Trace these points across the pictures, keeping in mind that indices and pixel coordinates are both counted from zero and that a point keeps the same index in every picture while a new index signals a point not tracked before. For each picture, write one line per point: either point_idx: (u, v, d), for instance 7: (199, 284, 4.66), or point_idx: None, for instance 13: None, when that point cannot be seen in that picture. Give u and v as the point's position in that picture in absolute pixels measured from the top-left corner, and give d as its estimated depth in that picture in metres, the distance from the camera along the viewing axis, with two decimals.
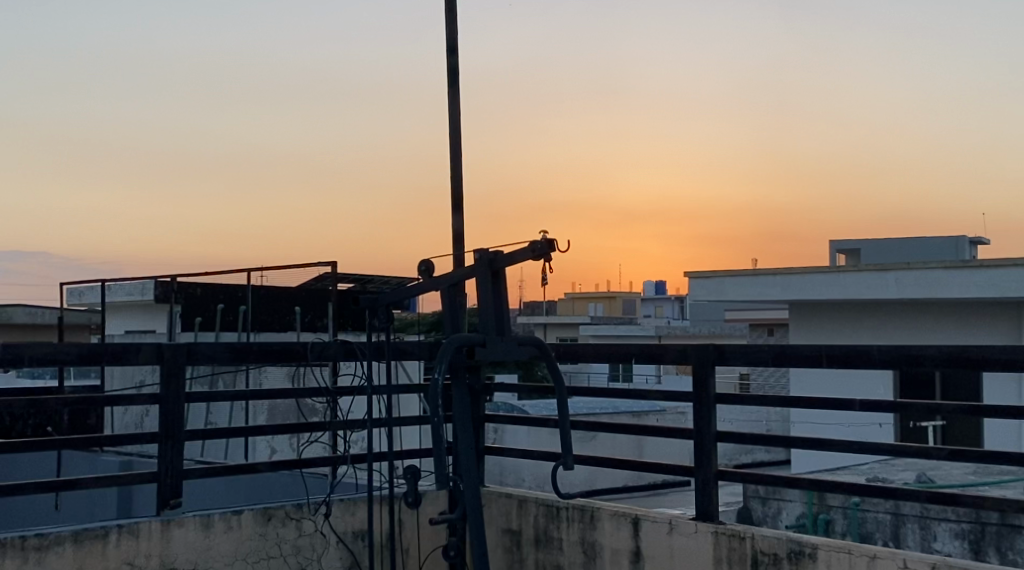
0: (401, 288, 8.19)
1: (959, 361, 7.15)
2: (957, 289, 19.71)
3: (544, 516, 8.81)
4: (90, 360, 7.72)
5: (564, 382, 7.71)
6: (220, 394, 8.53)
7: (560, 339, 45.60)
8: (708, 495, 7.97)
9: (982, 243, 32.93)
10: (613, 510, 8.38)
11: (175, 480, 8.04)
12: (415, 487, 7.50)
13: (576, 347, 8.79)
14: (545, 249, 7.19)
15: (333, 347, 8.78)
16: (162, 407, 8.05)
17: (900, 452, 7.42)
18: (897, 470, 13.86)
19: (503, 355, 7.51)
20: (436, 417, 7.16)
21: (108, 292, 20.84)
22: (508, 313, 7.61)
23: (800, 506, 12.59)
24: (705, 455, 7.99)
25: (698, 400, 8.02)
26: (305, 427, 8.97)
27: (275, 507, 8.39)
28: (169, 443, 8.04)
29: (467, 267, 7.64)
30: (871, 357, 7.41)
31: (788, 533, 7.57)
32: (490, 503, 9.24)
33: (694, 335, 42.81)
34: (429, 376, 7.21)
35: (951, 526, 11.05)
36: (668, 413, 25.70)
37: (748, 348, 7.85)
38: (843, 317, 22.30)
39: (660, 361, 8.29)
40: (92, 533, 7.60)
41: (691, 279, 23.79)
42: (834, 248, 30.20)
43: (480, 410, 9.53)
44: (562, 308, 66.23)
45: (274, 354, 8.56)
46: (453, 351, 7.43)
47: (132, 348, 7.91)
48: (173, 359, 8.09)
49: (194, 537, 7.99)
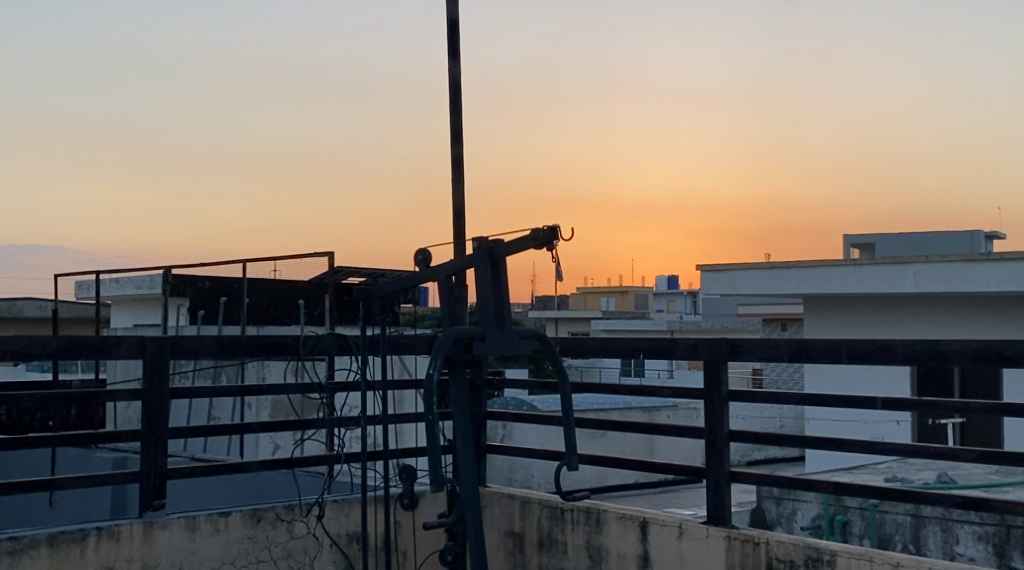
0: (397, 278, 7.78)
1: (988, 357, 6.72)
2: (978, 283, 19.24)
3: (548, 519, 8.40)
4: (70, 354, 7.33)
5: (567, 379, 7.31)
6: (206, 390, 8.11)
7: (571, 333, 45.25)
8: (720, 498, 7.54)
9: (999, 237, 32.48)
10: (620, 512, 7.97)
11: (158, 481, 7.63)
12: (411, 488, 7.11)
13: (582, 342, 8.33)
14: (548, 237, 6.76)
15: (327, 340, 8.32)
16: (144, 403, 7.65)
17: (926, 453, 7.01)
18: (915, 470, 13.36)
19: (503, 349, 7.08)
20: (432, 415, 6.74)
21: (116, 285, 20.50)
22: (509, 305, 7.19)
23: (816, 506, 12.09)
24: (717, 455, 7.57)
25: (710, 396, 7.59)
26: (296, 425, 8.53)
27: (265, 508, 7.99)
28: (152, 441, 7.63)
29: (466, 256, 7.24)
30: (893, 353, 6.99)
31: (805, 539, 7.14)
32: (491, 505, 8.82)
33: (707, 330, 42.38)
34: (425, 371, 6.81)
35: (973, 529, 10.52)
36: (680, 410, 25.25)
37: (761, 343, 7.42)
38: (859, 311, 21.84)
39: (670, 356, 7.85)
40: (70, 536, 7.23)
41: (702, 272, 23.37)
42: (849, 242, 29.78)
43: (482, 407, 9.10)
44: (574, 303, 65.92)
45: (261, 347, 8.12)
46: (450, 346, 7.02)
47: (113, 341, 7.50)
48: (157, 353, 7.68)
49: (179, 540, 7.61)
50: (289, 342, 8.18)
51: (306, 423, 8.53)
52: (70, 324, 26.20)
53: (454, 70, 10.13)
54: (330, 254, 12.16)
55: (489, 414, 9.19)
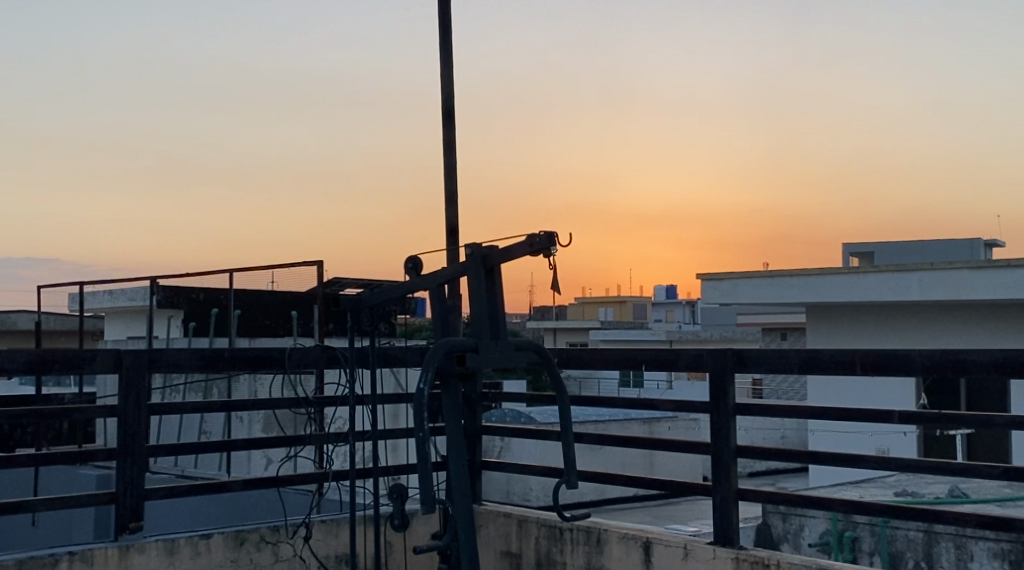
0: (388, 287, 7.39)
1: (1011, 368, 6.35)
2: (983, 290, 18.87)
3: (547, 539, 8.02)
4: (40, 368, 6.93)
5: (567, 392, 6.93)
6: (187, 406, 7.73)
7: (570, 343, 44.81)
8: (727, 517, 7.16)
9: (999, 245, 32.18)
10: (621, 532, 7.58)
11: (136, 502, 7.24)
12: (402, 508, 6.73)
13: (582, 353, 7.93)
14: (543, 243, 6.39)
15: (315, 352, 7.93)
16: (120, 419, 7.27)
17: (945, 470, 6.66)
18: (926, 484, 12.95)
19: (498, 361, 6.70)
20: (422, 431, 6.36)
21: (111, 295, 19.99)
22: (504, 315, 6.82)
23: (825, 522, 11.65)
24: (724, 472, 7.18)
25: (716, 410, 7.22)
26: (282, 442, 8.12)
27: (249, 529, 7.61)
28: (128, 460, 7.25)
29: (459, 264, 6.88)
30: (911, 363, 6.61)
31: (818, 561, 6.76)
32: (488, 524, 8.42)
33: (706, 339, 41.99)
34: (415, 386, 6.42)
35: (988, 545, 10.03)
36: (681, 422, 24.90)
37: (770, 353, 7.04)
38: (863, 320, 21.45)
39: (674, 367, 7.47)
40: (39, 561, 6.89)
41: (703, 281, 22.98)
42: (847, 250, 29.45)
43: (477, 421, 8.70)
44: (573, 313, 65.58)
45: (245, 360, 7.73)
46: (442, 358, 6.64)
47: (87, 355, 7.11)
48: (133, 367, 7.30)
49: (158, 564, 7.25)
50: (275, 355, 7.80)
51: (293, 440, 8.14)
52: (53, 338, 25.55)
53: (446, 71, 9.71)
54: (317, 263, 11.72)
55: (485, 429, 8.79)
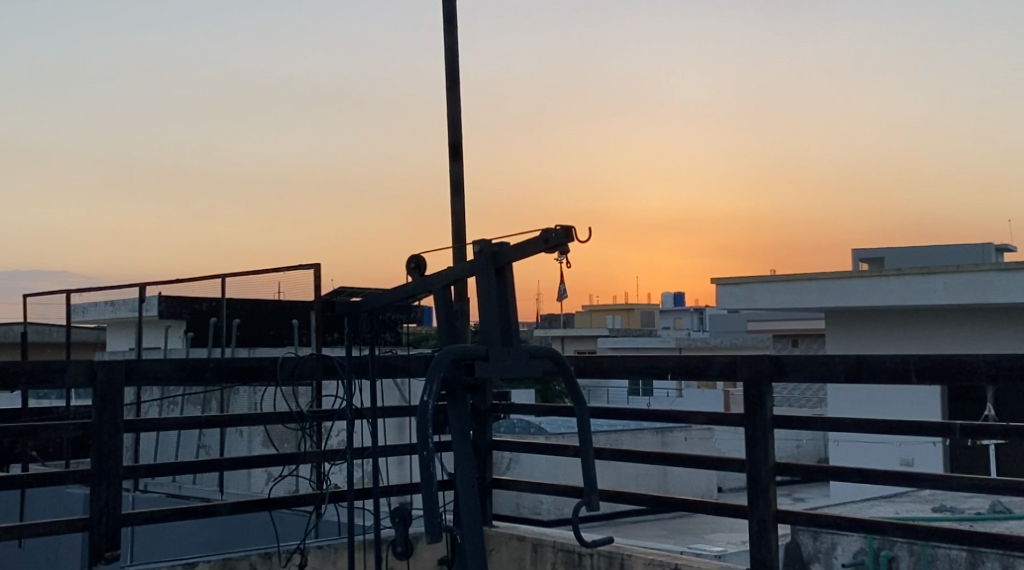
0: (389, 289, 6.70)
1: None
2: (1010, 293, 18.16)
3: (564, 565, 7.34)
4: (5, 384, 6.25)
5: (585, 403, 6.25)
6: (172, 421, 7.05)
7: (578, 351, 44.18)
8: (766, 543, 6.48)
9: (1011, 250, 31.49)
10: (647, 558, 6.89)
11: (112, 529, 6.59)
12: (405, 534, 6.03)
13: (601, 360, 7.22)
14: (560, 238, 5.72)
15: (309, 363, 7.24)
16: (94, 438, 6.60)
17: (1013, 489, 5.97)
18: (963, 499, 12.23)
19: (509, 371, 6.01)
20: (426, 448, 5.66)
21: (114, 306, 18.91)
22: (515, 320, 6.15)
23: (859, 540, 10.92)
24: (762, 494, 6.51)
25: (751, 423, 6.53)
26: (273, 460, 7.43)
27: (237, 557, 6.94)
28: (104, 483, 6.58)
29: (465, 263, 6.21)
30: (973, 370, 5.91)
31: None
32: (500, 548, 7.73)
33: (716, 347, 41.34)
34: (420, 398, 5.73)
35: None
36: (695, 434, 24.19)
37: (810, 359, 6.33)
38: (885, 325, 20.76)
39: (703, 375, 6.76)
40: None
41: (719, 287, 22.32)
42: (858, 256, 28.82)
43: (486, 436, 8.02)
44: (579, 320, 65.07)
45: (233, 371, 7.05)
46: (448, 367, 5.95)
47: (57, 366, 6.42)
48: (109, 380, 6.63)
49: None
50: (264, 365, 7.11)
51: (287, 457, 7.45)
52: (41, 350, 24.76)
53: (452, 64, 9.12)
54: (312, 266, 10.98)
55: (496, 444, 8.10)
